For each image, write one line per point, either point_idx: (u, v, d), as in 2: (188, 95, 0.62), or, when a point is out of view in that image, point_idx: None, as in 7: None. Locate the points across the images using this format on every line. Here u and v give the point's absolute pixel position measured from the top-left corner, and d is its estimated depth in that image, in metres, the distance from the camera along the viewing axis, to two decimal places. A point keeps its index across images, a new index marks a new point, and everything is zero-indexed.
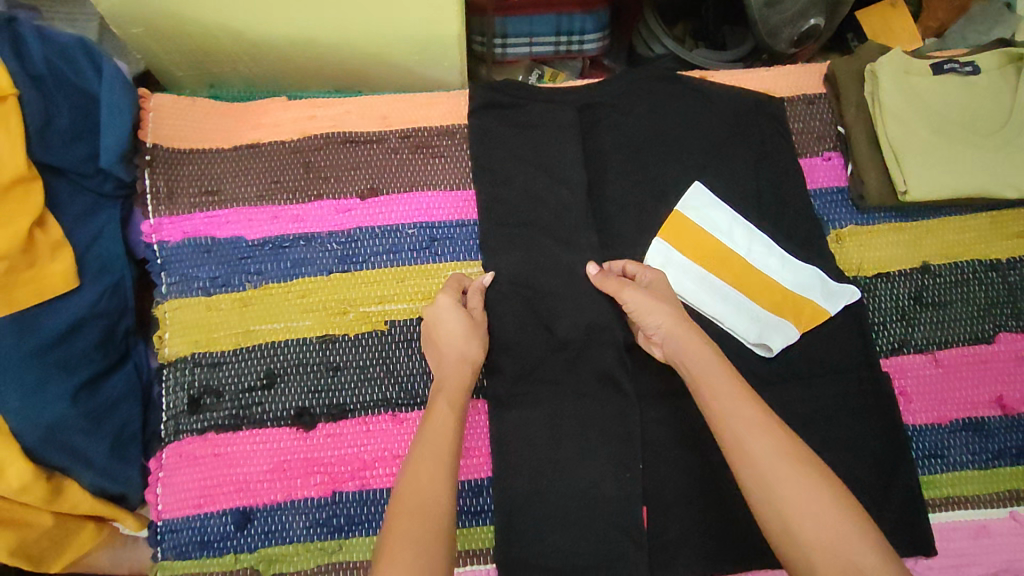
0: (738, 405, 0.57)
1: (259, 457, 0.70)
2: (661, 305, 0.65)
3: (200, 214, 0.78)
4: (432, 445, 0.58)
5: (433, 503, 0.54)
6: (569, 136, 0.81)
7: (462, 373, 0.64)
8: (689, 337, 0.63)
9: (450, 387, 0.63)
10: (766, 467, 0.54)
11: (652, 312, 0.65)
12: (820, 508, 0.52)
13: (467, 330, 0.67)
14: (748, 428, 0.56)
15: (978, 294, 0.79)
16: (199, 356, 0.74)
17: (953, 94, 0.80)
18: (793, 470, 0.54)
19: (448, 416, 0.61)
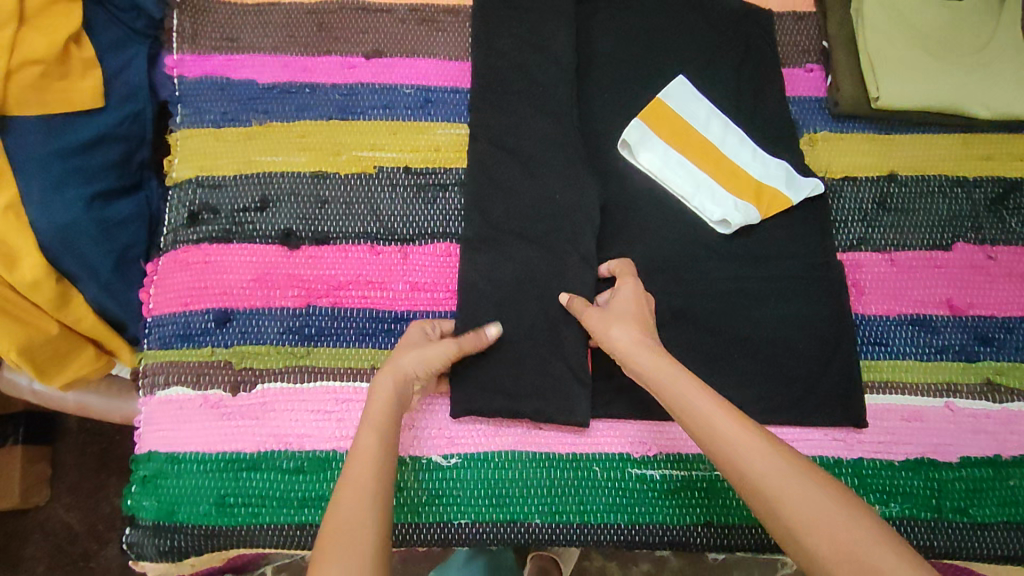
0: (719, 422, 0.56)
1: (245, 268, 0.76)
2: (615, 330, 0.66)
3: (218, 56, 0.85)
4: (356, 465, 0.55)
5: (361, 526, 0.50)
6: (563, 21, 0.86)
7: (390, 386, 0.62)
8: (655, 360, 0.63)
9: (374, 412, 0.60)
10: (765, 484, 0.52)
11: (608, 331, 0.66)
12: (824, 514, 0.49)
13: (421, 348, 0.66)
14: (738, 442, 0.54)
15: (940, 205, 0.82)
16: (201, 178, 0.81)
17: (935, 14, 0.84)
18: (789, 478, 0.52)
19: (371, 438, 0.57)
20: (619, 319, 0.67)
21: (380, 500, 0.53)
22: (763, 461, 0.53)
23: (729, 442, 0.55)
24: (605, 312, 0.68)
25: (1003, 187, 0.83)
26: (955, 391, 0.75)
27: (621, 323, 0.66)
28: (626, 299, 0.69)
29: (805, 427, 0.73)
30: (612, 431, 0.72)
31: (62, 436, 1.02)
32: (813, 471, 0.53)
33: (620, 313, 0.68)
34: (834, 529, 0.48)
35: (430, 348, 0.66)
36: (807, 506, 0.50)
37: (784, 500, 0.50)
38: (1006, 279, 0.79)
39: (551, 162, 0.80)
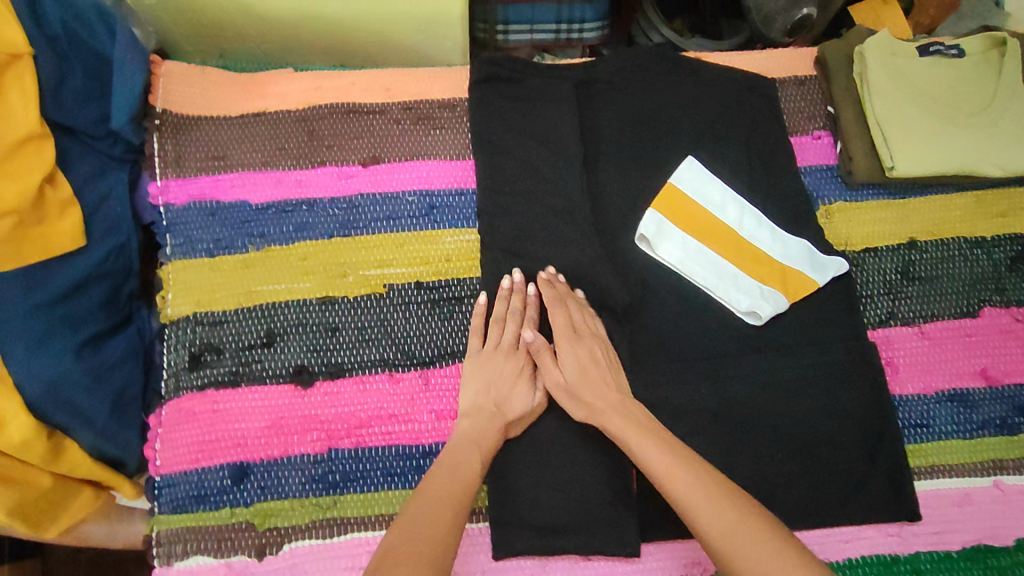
0: (692, 492, 0.58)
1: (258, 413, 0.72)
2: (577, 404, 0.68)
3: (205, 178, 0.80)
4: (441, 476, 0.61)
5: (436, 525, 0.56)
6: (566, 110, 0.83)
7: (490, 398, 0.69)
8: (630, 427, 0.65)
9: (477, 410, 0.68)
10: (734, 555, 0.53)
11: (573, 405, 0.69)
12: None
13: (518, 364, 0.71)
14: (707, 509, 0.57)
15: (964, 270, 0.81)
16: (200, 315, 0.76)
17: (939, 76, 0.83)
18: (758, 545, 0.53)
19: (473, 448, 0.65)
20: (582, 389, 0.68)
21: (456, 515, 0.58)
22: (734, 529, 0.55)
23: (701, 508, 0.57)
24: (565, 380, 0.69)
25: (1022, 245, 0.82)
26: (1001, 468, 0.73)
27: (575, 392, 0.69)
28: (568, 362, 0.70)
29: (858, 523, 0.71)
30: (664, 553, 0.69)
31: (56, 555, 0.96)
32: (783, 539, 0.54)
33: (577, 380, 0.69)
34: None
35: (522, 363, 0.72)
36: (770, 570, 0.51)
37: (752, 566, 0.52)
38: None
39: (570, 265, 0.77)
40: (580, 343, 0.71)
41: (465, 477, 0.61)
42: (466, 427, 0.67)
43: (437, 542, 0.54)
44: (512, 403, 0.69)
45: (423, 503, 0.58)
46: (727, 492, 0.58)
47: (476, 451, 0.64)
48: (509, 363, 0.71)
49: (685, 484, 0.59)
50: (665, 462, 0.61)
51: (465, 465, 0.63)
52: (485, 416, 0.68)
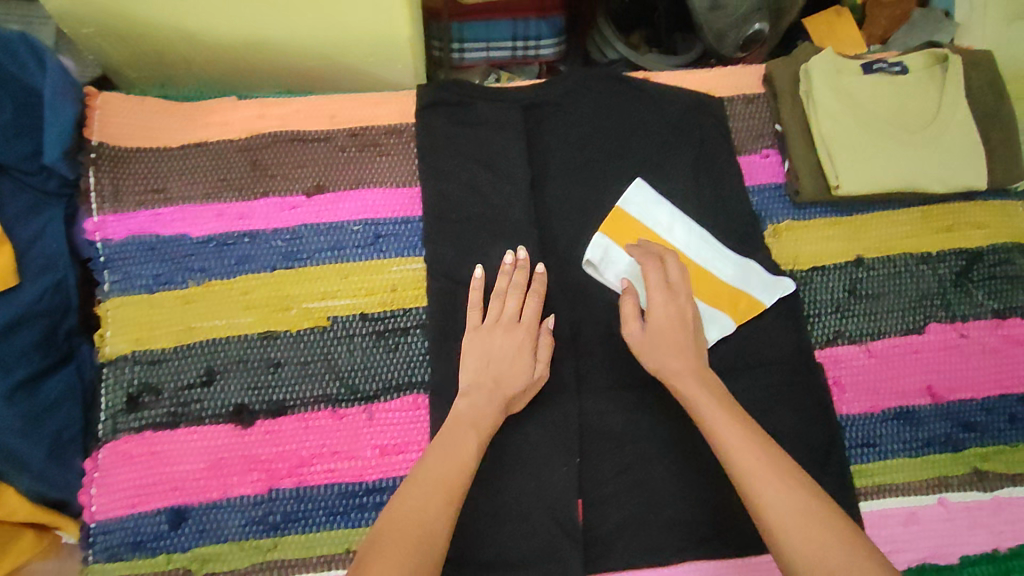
0: (746, 455, 0.57)
1: (196, 455, 0.70)
2: (659, 358, 0.67)
3: (144, 212, 0.78)
4: (438, 456, 0.60)
5: (427, 510, 0.55)
6: (513, 134, 0.82)
7: (486, 377, 0.68)
8: (695, 386, 0.64)
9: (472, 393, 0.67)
10: (777, 524, 0.53)
11: (649, 358, 0.67)
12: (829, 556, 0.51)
13: (513, 340, 0.70)
14: (756, 474, 0.56)
15: (909, 286, 0.81)
16: (139, 354, 0.74)
17: (883, 92, 0.83)
18: (804, 517, 0.53)
19: (468, 428, 0.63)
20: (663, 345, 0.67)
21: (450, 502, 0.56)
22: (782, 497, 0.54)
23: (754, 473, 0.56)
24: (648, 335, 0.68)
25: (967, 260, 0.82)
26: (947, 485, 0.74)
27: (654, 352, 0.67)
28: (664, 316, 0.68)
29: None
30: None
31: None
32: (832, 515, 0.54)
33: (659, 339, 0.67)
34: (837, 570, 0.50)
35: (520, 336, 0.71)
36: (812, 541, 0.52)
37: (790, 534, 0.52)
38: (980, 356, 0.79)
39: None
40: (678, 302, 0.69)
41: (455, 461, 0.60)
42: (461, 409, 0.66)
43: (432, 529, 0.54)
44: (510, 377, 0.68)
45: (414, 489, 0.57)
46: (784, 465, 0.57)
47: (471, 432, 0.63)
48: (509, 338, 0.70)
49: (741, 447, 0.58)
50: (724, 423, 0.61)
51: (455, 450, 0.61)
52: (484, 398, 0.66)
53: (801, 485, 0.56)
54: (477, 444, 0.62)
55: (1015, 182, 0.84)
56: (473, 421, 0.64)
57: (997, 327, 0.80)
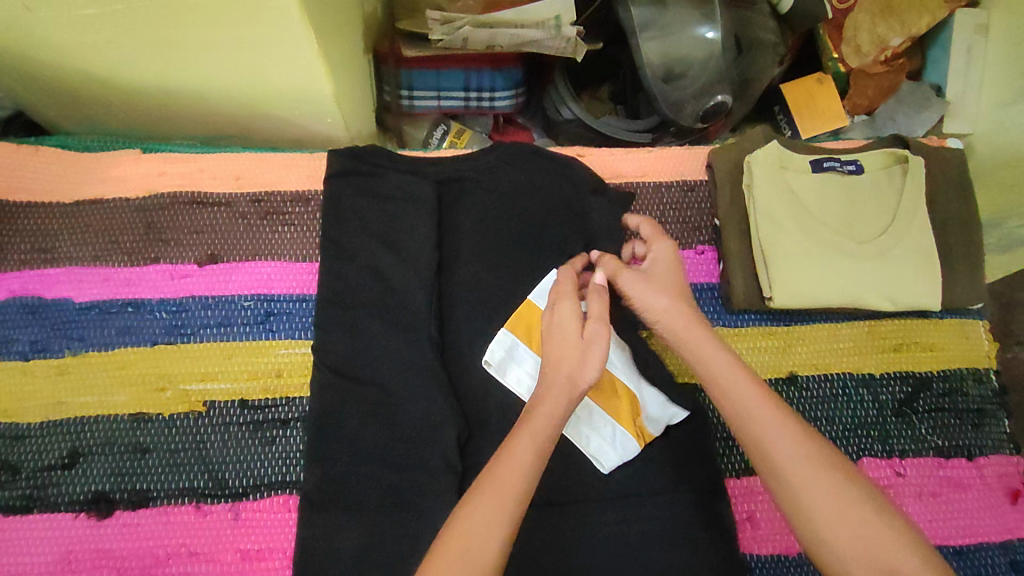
0: (753, 405, 0.55)
1: (45, 546, 0.66)
2: (663, 292, 0.63)
3: (29, 272, 0.74)
4: (494, 480, 0.51)
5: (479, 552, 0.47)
6: (423, 214, 0.76)
7: (563, 396, 0.57)
8: (704, 341, 0.60)
9: (540, 410, 0.56)
10: (789, 471, 0.51)
11: (653, 305, 0.63)
12: (850, 513, 0.48)
13: (566, 326, 0.61)
14: (769, 427, 0.53)
15: (845, 412, 0.74)
16: (2, 427, 0.70)
17: (831, 195, 0.76)
18: (820, 470, 0.51)
19: (528, 447, 0.53)
20: (662, 282, 0.65)
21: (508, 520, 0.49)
22: (800, 457, 0.51)
23: (766, 429, 0.53)
24: (646, 278, 0.65)
25: (912, 386, 0.75)
26: None
27: (659, 293, 0.63)
28: (664, 255, 0.68)
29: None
30: None
31: None
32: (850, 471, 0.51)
33: (658, 281, 0.65)
34: (849, 514, 0.48)
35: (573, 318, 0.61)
36: (830, 495, 0.49)
37: (799, 480, 0.50)
38: (916, 501, 0.71)
39: (407, 391, 0.70)
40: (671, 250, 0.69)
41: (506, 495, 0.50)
42: (522, 432, 0.54)
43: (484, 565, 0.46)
44: (564, 362, 0.59)
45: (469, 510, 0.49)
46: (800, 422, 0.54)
47: (535, 451, 0.53)
48: (565, 323, 0.61)
49: (752, 404, 0.55)
50: (722, 369, 0.58)
51: (507, 478, 0.51)
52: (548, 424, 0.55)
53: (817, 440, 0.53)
54: (531, 453, 0.53)
55: (974, 301, 0.76)
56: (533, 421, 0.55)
57: (938, 468, 0.72)
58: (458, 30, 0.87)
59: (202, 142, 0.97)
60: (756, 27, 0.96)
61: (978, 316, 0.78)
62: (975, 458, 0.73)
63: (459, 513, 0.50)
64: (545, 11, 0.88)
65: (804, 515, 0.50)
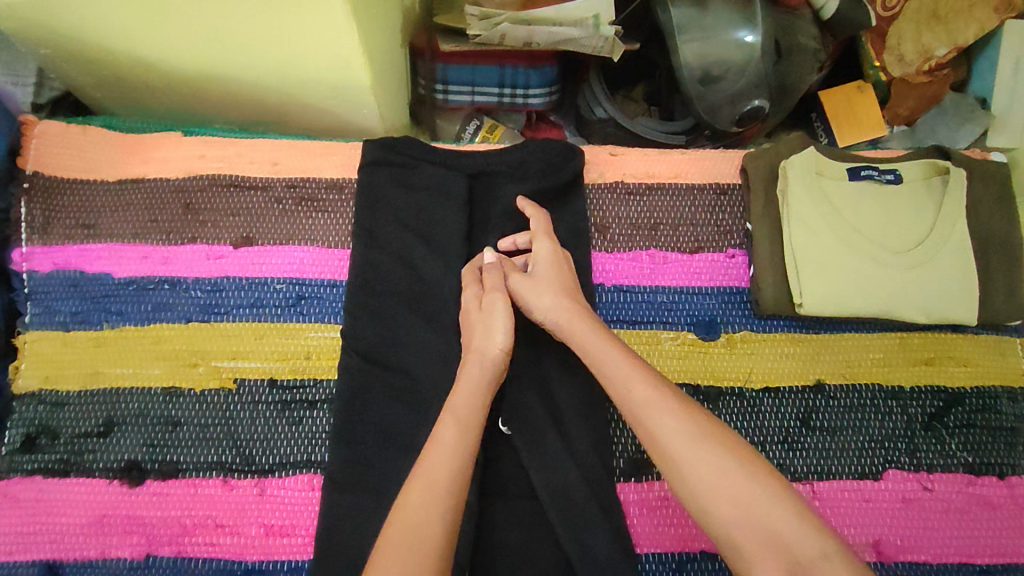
0: (638, 389, 0.58)
1: (81, 508, 0.68)
2: (543, 288, 0.69)
3: (72, 246, 0.77)
4: (426, 467, 0.57)
5: (420, 537, 0.52)
6: (455, 205, 0.77)
7: (481, 380, 0.65)
8: (587, 333, 0.64)
9: (456, 399, 0.63)
10: (675, 451, 0.53)
11: (539, 303, 0.68)
12: (723, 473, 0.51)
13: (484, 326, 0.68)
14: (647, 403, 0.57)
15: (872, 423, 0.72)
16: (45, 394, 0.73)
17: (867, 203, 0.75)
18: (692, 438, 0.53)
19: (451, 433, 0.60)
20: (545, 279, 0.69)
21: (447, 502, 0.55)
22: (677, 430, 0.54)
23: (642, 408, 0.57)
24: (531, 279, 0.70)
25: (943, 401, 0.73)
26: None
27: (540, 294, 0.68)
28: (544, 250, 0.72)
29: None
30: None
31: None
32: (728, 435, 0.54)
33: (541, 283, 0.69)
34: (730, 485, 0.51)
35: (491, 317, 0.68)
36: (704, 459, 0.52)
37: (685, 457, 0.53)
38: (941, 516, 0.70)
39: (432, 380, 0.71)
40: (558, 250, 0.72)
41: (437, 478, 0.56)
42: (444, 421, 0.61)
43: (430, 537, 0.53)
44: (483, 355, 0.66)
45: (415, 496, 0.55)
46: (678, 395, 0.57)
47: (455, 437, 0.60)
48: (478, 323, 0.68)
49: (634, 384, 0.58)
50: (610, 360, 0.61)
51: (433, 463, 0.58)
52: (467, 416, 0.62)
53: (694, 410, 0.56)
54: (458, 440, 0.60)
55: (1014, 318, 0.74)
56: (456, 414, 0.62)
57: (967, 485, 0.71)
58: (497, 26, 0.87)
59: (240, 127, 0.99)
60: (797, 32, 0.94)
61: (1016, 333, 0.76)
62: (1006, 478, 0.71)
63: (401, 499, 0.56)
64: (582, 9, 0.87)
65: (685, 483, 0.52)
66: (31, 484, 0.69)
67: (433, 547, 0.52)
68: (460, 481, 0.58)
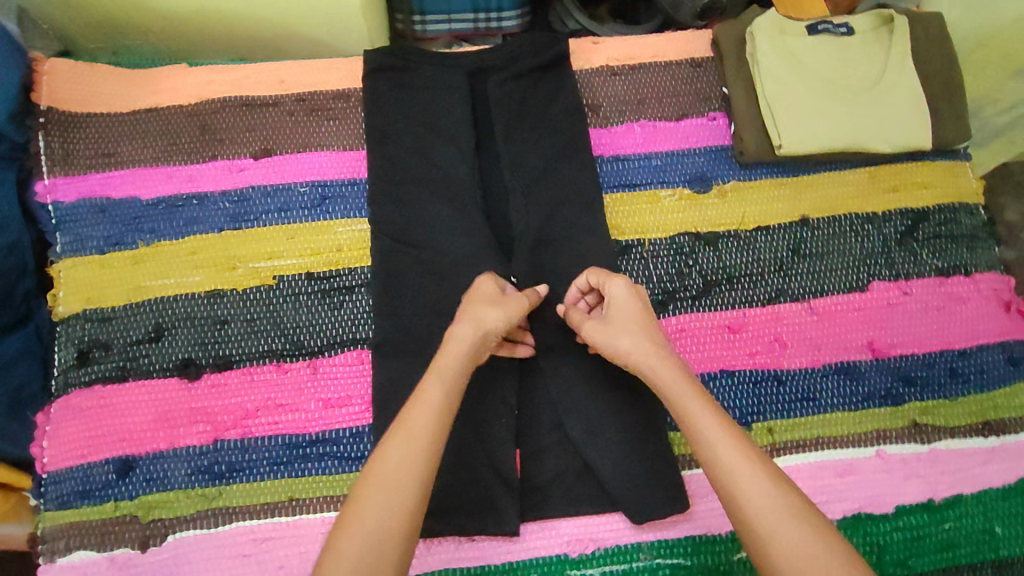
0: (728, 451, 0.55)
1: (145, 407, 0.72)
2: (623, 335, 0.64)
3: (95, 175, 0.80)
4: (409, 425, 0.58)
5: (400, 483, 0.55)
6: (457, 98, 0.82)
7: (471, 343, 0.64)
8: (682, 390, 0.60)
9: (444, 364, 0.62)
10: (764, 523, 0.52)
11: (615, 346, 0.64)
12: (820, 570, 0.48)
13: (497, 301, 0.68)
14: (741, 476, 0.54)
15: (854, 244, 0.81)
16: (89, 313, 0.76)
17: (828, 53, 0.83)
18: (787, 518, 0.51)
19: (436, 394, 0.60)
20: (625, 322, 0.65)
21: (425, 457, 0.57)
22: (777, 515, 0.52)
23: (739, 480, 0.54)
24: (608, 321, 0.66)
25: (913, 219, 0.83)
26: (884, 438, 0.75)
27: (618, 333, 0.65)
28: (619, 292, 0.67)
29: (700, 495, 0.71)
30: (547, 532, 0.70)
31: None
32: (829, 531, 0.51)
33: (619, 323, 0.65)
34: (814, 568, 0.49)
35: (507, 304, 0.67)
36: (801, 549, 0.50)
37: (772, 528, 0.51)
38: (922, 314, 0.79)
39: (459, 253, 0.77)
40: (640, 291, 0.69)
41: (419, 436, 0.57)
42: (429, 383, 0.61)
43: (410, 495, 0.55)
44: (480, 322, 0.65)
45: (396, 440, 0.57)
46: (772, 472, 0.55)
47: (440, 401, 0.60)
48: (486, 300, 0.67)
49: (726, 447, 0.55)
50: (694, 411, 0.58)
51: (416, 422, 0.58)
52: (455, 376, 0.62)
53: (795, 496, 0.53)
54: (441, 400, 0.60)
55: (961, 142, 0.84)
56: (443, 375, 0.62)
57: (940, 285, 0.80)
58: None
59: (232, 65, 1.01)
60: None
61: (965, 158, 0.87)
62: (971, 275, 0.81)
63: (383, 445, 0.58)
64: None
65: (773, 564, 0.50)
66: (91, 393, 0.73)
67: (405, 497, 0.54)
68: (438, 434, 0.58)
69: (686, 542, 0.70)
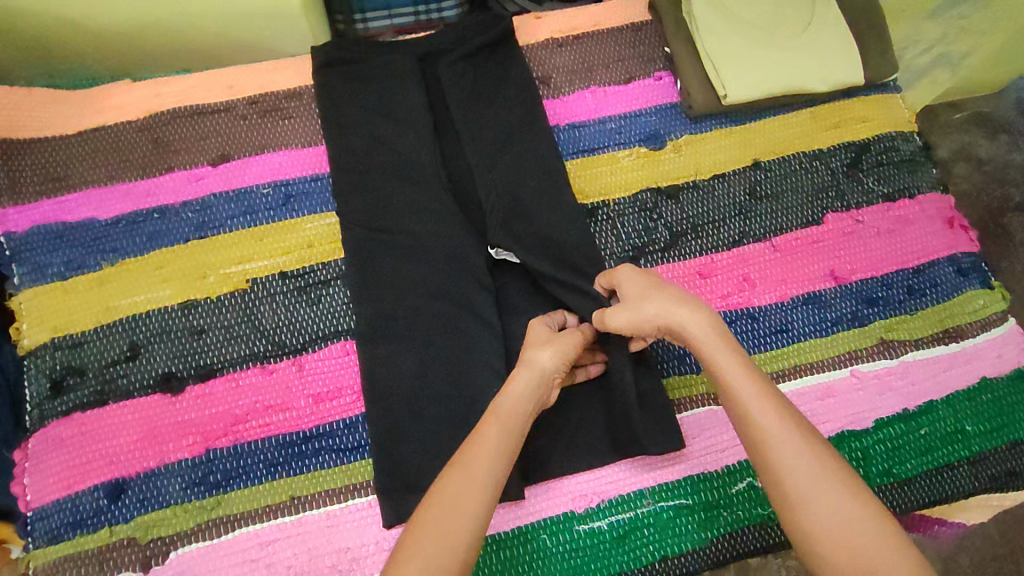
0: (764, 415, 0.56)
1: (129, 427, 0.71)
2: (646, 306, 0.64)
3: (47, 200, 0.77)
4: (467, 467, 0.55)
5: (458, 527, 0.52)
6: (410, 83, 0.83)
7: (529, 387, 0.62)
8: (721, 352, 0.60)
9: (504, 409, 0.61)
10: (796, 484, 0.52)
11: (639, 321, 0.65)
12: (850, 538, 0.49)
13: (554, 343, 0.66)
14: (775, 440, 0.54)
15: (806, 181, 0.86)
16: (57, 341, 0.73)
17: (758, 3, 0.87)
18: (823, 484, 0.52)
19: (495, 438, 0.58)
20: (647, 297, 0.65)
21: (488, 504, 0.54)
22: (808, 470, 0.53)
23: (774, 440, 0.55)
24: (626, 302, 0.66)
25: (855, 152, 0.88)
26: (857, 358, 0.79)
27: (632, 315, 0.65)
28: (630, 279, 0.68)
29: (691, 436, 0.74)
30: (551, 493, 0.71)
31: None
32: (864, 490, 0.52)
33: (634, 302, 0.66)
34: (845, 536, 0.50)
35: (564, 345, 0.66)
36: (832, 509, 0.51)
37: (806, 491, 0.52)
38: (876, 238, 0.84)
39: (431, 234, 0.77)
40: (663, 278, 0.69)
41: (481, 482, 0.55)
42: (487, 429, 0.59)
43: (467, 543, 0.51)
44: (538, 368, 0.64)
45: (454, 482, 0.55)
46: (813, 437, 0.55)
47: (500, 444, 0.58)
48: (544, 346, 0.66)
49: (761, 411, 0.56)
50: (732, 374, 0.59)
51: (476, 467, 0.56)
52: (513, 419, 0.60)
53: (836, 460, 0.54)
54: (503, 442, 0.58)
55: (889, 75, 0.89)
56: (502, 420, 0.60)
57: (888, 210, 0.85)
58: None
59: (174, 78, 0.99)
60: None
61: (894, 90, 0.92)
62: (915, 197, 0.86)
63: (438, 485, 0.55)
64: None
65: (802, 524, 0.51)
66: (70, 422, 0.71)
67: (463, 541, 0.51)
68: (499, 479, 0.56)
69: (685, 482, 0.72)
